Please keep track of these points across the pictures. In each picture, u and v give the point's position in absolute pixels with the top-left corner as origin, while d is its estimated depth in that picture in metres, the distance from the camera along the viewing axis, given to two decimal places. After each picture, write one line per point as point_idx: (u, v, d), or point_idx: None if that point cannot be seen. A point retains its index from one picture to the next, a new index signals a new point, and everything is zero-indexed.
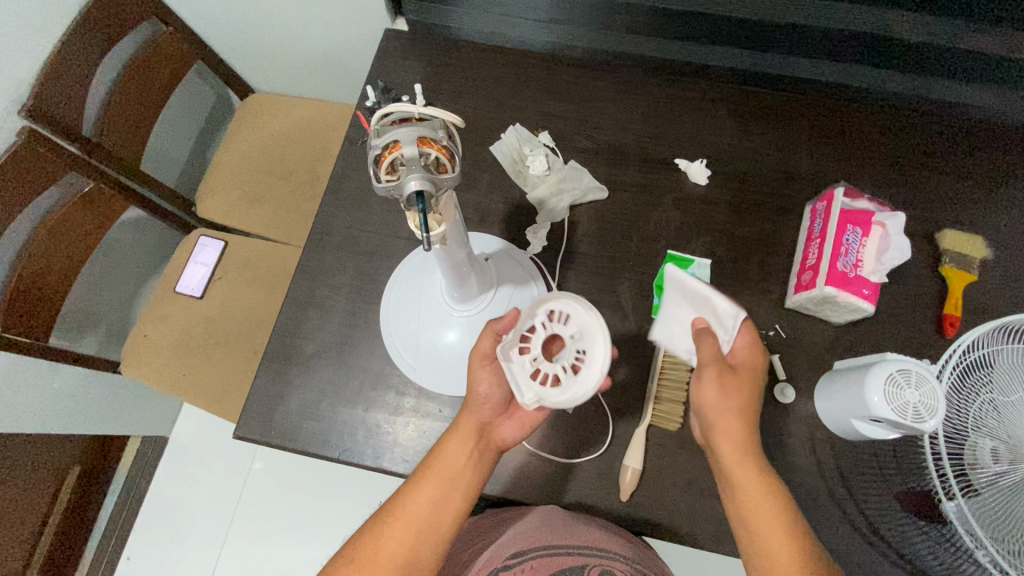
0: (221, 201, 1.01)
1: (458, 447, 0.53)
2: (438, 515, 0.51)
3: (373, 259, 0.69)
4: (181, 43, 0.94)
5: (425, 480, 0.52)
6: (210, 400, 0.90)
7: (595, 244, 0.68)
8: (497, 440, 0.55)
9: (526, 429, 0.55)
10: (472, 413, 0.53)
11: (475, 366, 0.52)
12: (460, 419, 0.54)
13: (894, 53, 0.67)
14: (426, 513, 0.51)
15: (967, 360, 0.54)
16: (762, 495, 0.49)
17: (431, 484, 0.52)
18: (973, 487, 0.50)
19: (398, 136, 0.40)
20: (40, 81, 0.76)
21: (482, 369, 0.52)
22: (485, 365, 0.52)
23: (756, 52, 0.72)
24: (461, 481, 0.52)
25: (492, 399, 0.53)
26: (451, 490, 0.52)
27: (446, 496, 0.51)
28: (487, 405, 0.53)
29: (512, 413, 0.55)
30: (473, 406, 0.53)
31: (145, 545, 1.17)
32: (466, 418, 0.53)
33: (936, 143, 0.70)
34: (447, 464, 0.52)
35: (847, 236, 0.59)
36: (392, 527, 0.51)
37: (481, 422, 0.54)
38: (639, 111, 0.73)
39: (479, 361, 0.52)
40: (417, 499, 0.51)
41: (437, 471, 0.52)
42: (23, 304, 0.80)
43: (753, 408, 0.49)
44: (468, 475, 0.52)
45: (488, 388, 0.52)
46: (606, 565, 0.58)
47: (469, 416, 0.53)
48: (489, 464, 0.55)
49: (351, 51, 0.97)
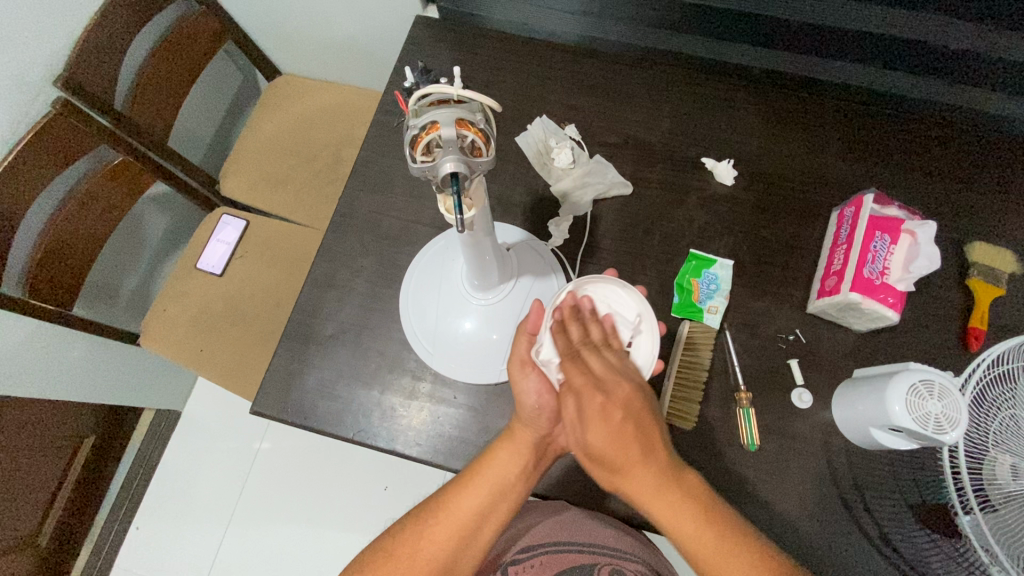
0: (243, 181, 1.02)
1: (514, 456, 0.52)
2: (485, 521, 0.51)
3: (395, 243, 0.69)
4: (213, 21, 0.95)
5: (473, 487, 0.51)
6: (226, 376, 0.91)
7: (617, 240, 0.68)
8: (551, 448, 0.55)
9: None
10: (529, 425, 0.53)
11: (528, 373, 0.53)
12: (516, 430, 0.53)
13: (929, 61, 0.65)
14: (472, 519, 0.51)
15: (991, 374, 0.53)
16: (681, 503, 0.46)
17: (481, 489, 0.51)
18: (990, 503, 0.49)
19: (436, 117, 0.41)
20: (77, 54, 0.78)
21: (526, 376, 0.53)
22: (527, 371, 0.53)
23: (788, 52, 0.71)
24: (512, 490, 0.52)
25: (544, 409, 0.52)
26: (502, 499, 0.52)
27: (495, 505, 0.51)
28: (545, 417, 0.53)
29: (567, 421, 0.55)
30: (529, 419, 0.53)
31: (153, 515, 1.19)
32: (523, 429, 0.53)
33: (969, 154, 0.68)
34: (500, 472, 0.52)
35: (875, 243, 0.58)
36: (436, 529, 0.50)
37: (538, 436, 0.53)
38: (667, 108, 0.73)
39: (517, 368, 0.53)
40: (465, 503, 0.51)
41: (487, 479, 0.52)
42: (50, 271, 0.81)
43: (622, 420, 0.45)
44: (520, 485, 0.53)
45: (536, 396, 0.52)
46: (618, 565, 0.56)
47: (527, 427, 0.53)
48: (539, 474, 0.55)
49: (380, 35, 0.97)
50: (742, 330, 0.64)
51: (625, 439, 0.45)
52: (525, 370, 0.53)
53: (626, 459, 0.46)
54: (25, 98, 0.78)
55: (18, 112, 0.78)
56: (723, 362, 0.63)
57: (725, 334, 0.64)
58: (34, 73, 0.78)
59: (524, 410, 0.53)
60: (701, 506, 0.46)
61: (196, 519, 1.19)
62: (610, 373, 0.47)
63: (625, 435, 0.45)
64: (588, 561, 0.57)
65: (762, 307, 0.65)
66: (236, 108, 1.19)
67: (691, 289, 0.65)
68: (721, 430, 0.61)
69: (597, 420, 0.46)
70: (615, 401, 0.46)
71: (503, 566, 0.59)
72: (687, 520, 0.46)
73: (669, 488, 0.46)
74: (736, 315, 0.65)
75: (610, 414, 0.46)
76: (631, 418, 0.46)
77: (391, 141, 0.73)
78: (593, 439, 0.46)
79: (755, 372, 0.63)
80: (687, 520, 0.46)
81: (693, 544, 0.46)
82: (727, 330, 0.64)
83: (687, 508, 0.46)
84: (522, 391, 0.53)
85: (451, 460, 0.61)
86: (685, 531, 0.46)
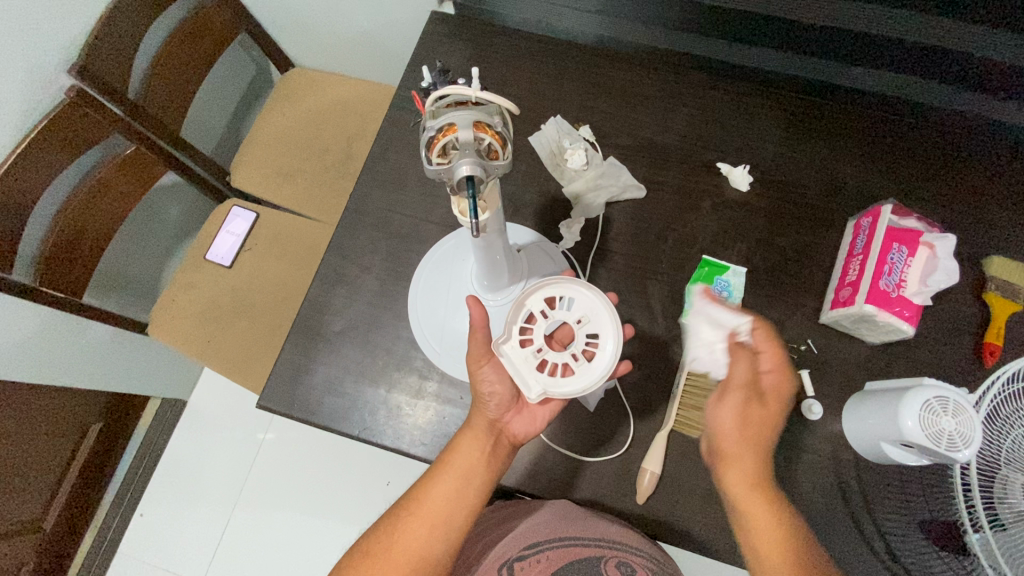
0: (254, 173, 1.01)
1: (473, 444, 0.53)
2: (452, 508, 0.52)
3: (405, 241, 0.69)
4: (228, 13, 0.94)
5: (439, 477, 0.52)
6: (232, 367, 0.92)
7: (629, 243, 0.67)
8: (508, 437, 0.55)
9: (537, 424, 0.56)
10: (483, 410, 0.54)
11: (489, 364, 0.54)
12: (472, 417, 0.54)
13: (955, 69, 0.64)
14: (440, 506, 0.52)
15: (1008, 390, 0.52)
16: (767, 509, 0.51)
17: (445, 478, 0.52)
18: (1000, 521, 0.48)
19: (453, 119, 0.40)
20: (93, 44, 0.77)
21: (483, 367, 0.54)
22: (484, 363, 0.54)
23: (810, 56, 0.69)
24: (474, 476, 0.53)
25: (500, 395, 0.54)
26: (466, 485, 0.52)
27: (461, 492, 0.52)
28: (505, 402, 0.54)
29: (520, 407, 0.56)
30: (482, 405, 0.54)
31: (157, 503, 1.20)
32: (476, 416, 0.54)
33: (990, 165, 0.67)
34: (459, 460, 0.53)
35: (892, 255, 0.57)
36: (407, 523, 0.52)
37: (492, 422, 0.54)
38: (683, 112, 0.72)
39: (475, 360, 0.54)
40: (431, 493, 0.52)
41: (450, 468, 0.53)
42: (59, 261, 0.81)
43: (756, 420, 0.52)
44: (484, 471, 0.53)
45: (493, 385, 0.54)
46: (625, 558, 0.54)
47: (481, 414, 0.54)
48: (505, 461, 0.55)
49: (396, 29, 0.96)
50: None
51: (756, 437, 0.52)
52: (481, 363, 0.54)
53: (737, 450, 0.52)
54: (38, 86, 0.78)
55: (31, 101, 0.78)
56: None
57: None
58: (48, 62, 0.78)
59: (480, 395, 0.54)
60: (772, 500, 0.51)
61: (199, 508, 1.20)
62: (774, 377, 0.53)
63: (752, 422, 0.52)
64: (595, 555, 0.54)
65: (773, 316, 0.64)
66: (248, 98, 1.19)
67: None
68: None
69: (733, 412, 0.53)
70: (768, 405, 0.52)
71: (508, 562, 0.57)
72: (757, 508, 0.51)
73: (755, 480, 0.51)
74: None
75: (750, 411, 0.52)
76: (763, 424, 0.52)
77: (405, 139, 0.72)
78: (721, 422, 0.53)
79: None
80: (762, 522, 0.50)
81: (764, 539, 0.50)
82: None
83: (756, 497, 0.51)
84: (479, 378, 0.54)
85: None
86: (761, 531, 0.50)
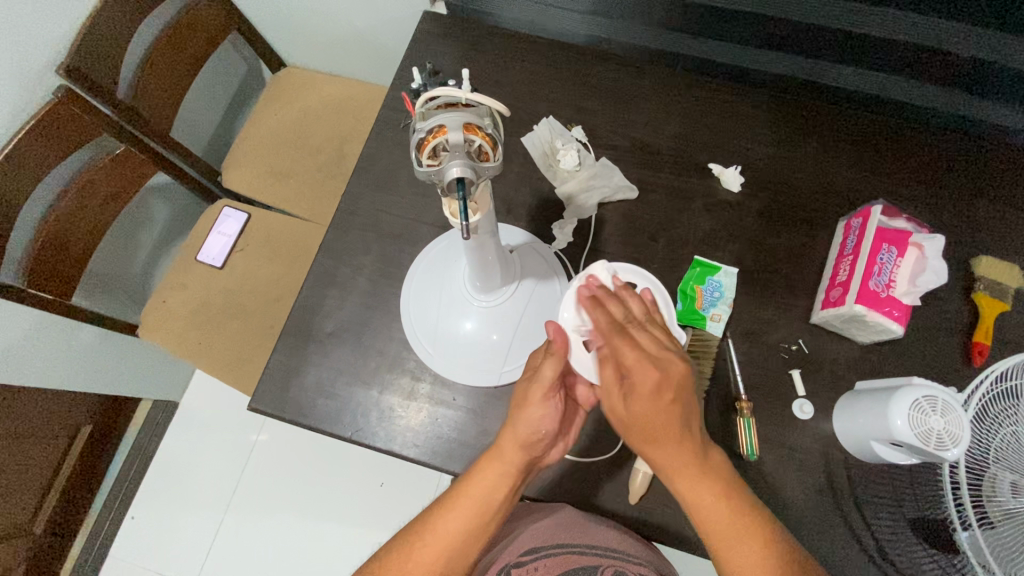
0: (246, 173, 1.01)
1: (499, 478, 0.49)
2: (470, 543, 0.49)
3: (397, 242, 0.68)
4: (218, 12, 0.93)
5: (456, 508, 0.49)
6: (224, 369, 0.91)
7: (622, 244, 0.67)
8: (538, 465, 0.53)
9: (566, 448, 0.55)
10: (520, 446, 0.49)
11: (537, 401, 0.50)
12: (505, 449, 0.49)
13: (945, 70, 0.64)
14: (457, 541, 0.48)
15: (996, 389, 0.52)
16: (722, 503, 0.46)
17: (465, 510, 0.49)
18: (988, 520, 0.49)
19: (444, 120, 0.40)
20: (80, 42, 0.77)
21: (546, 403, 0.50)
22: (549, 398, 0.50)
23: (801, 57, 0.70)
24: (495, 509, 0.49)
25: (548, 435, 0.50)
26: (487, 518, 0.49)
27: (479, 525, 0.49)
28: (536, 442, 0.49)
29: (558, 440, 0.53)
30: (525, 444, 0.49)
31: (149, 506, 1.19)
32: (513, 452, 0.49)
33: (978, 165, 0.68)
34: (483, 493, 0.49)
35: (882, 255, 0.57)
36: (421, 552, 0.48)
37: (529, 458, 0.50)
38: (675, 113, 0.72)
39: (543, 392, 0.49)
40: (449, 526, 0.49)
41: (473, 498, 0.49)
42: (48, 261, 0.80)
43: (668, 397, 0.44)
44: (503, 508, 0.50)
45: (546, 423, 0.49)
46: (621, 566, 0.55)
47: (518, 450, 0.49)
48: (522, 490, 0.52)
49: (389, 29, 0.96)
50: (745, 339, 0.64)
51: (667, 409, 0.44)
52: (547, 399, 0.50)
53: (664, 434, 0.45)
54: (26, 85, 0.78)
55: (19, 100, 0.77)
56: (725, 371, 0.63)
57: (727, 343, 0.64)
58: (36, 61, 0.78)
59: (520, 430, 0.49)
60: (722, 484, 0.46)
61: (191, 510, 1.19)
62: (665, 351, 0.45)
63: (670, 413, 0.44)
64: (591, 563, 0.55)
65: (764, 316, 0.65)
66: (240, 98, 1.18)
67: (694, 297, 0.64)
68: (721, 439, 0.60)
69: (642, 395, 0.44)
70: (667, 376, 0.44)
71: (507, 565, 0.58)
72: (705, 502, 0.46)
73: (699, 459, 0.45)
74: (740, 324, 0.64)
75: (656, 389, 0.44)
76: (679, 395, 0.44)
77: (397, 139, 0.72)
78: (637, 408, 0.45)
79: (757, 382, 0.62)
80: (706, 502, 0.46)
81: (716, 526, 0.46)
82: (729, 338, 0.64)
83: (711, 488, 0.46)
84: (524, 416, 0.49)
85: (449, 461, 0.60)
86: (712, 515, 0.46)
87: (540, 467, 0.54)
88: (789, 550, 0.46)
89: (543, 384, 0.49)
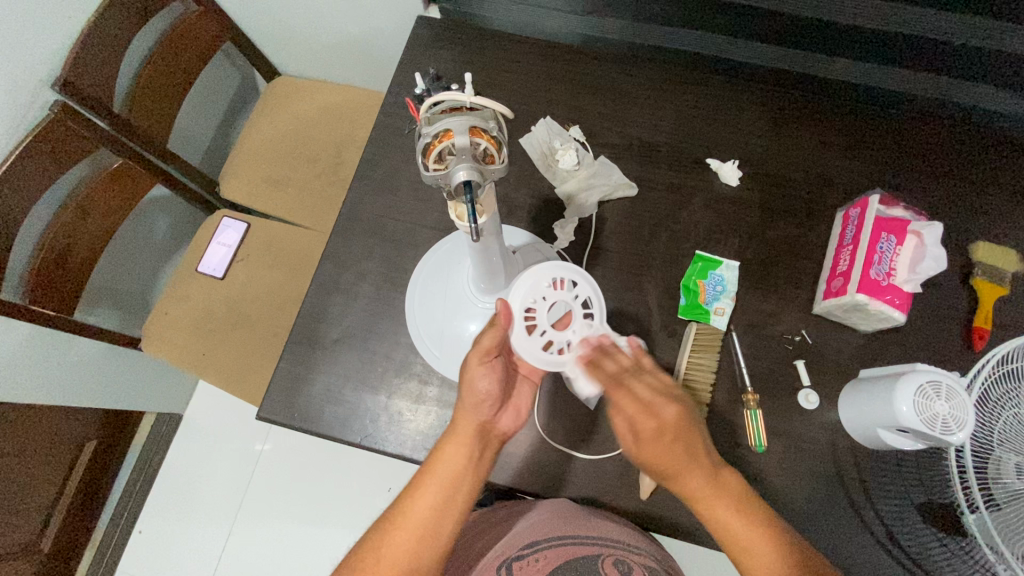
0: (243, 182, 1.01)
1: (458, 449, 0.50)
2: (443, 518, 0.48)
3: (399, 247, 0.69)
4: (211, 22, 0.93)
5: (423, 485, 0.49)
6: (228, 379, 0.91)
7: (624, 241, 0.68)
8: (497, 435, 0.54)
9: (522, 416, 0.55)
10: (469, 412, 0.51)
11: (478, 367, 0.51)
12: (457, 421, 0.51)
13: (932, 56, 0.65)
14: (428, 517, 0.48)
15: (999, 372, 0.53)
16: (748, 528, 0.46)
17: (433, 486, 0.49)
18: (995, 501, 0.50)
19: (449, 125, 0.41)
20: (75, 57, 0.76)
21: (481, 364, 0.51)
22: (485, 362, 0.51)
23: (791, 50, 0.71)
24: (462, 481, 0.50)
25: (492, 396, 0.52)
26: (455, 491, 0.49)
27: (448, 501, 0.49)
28: (482, 405, 0.51)
29: (506, 404, 0.54)
30: (472, 406, 0.51)
31: (156, 520, 1.19)
32: (463, 419, 0.51)
33: (969, 150, 0.69)
34: (446, 467, 0.49)
35: (882, 244, 0.58)
36: (394, 535, 0.47)
37: (480, 423, 0.52)
38: (672, 109, 0.73)
39: (480, 356, 0.51)
40: (418, 505, 0.48)
41: (437, 470, 0.49)
42: (50, 277, 0.80)
43: (672, 437, 0.47)
44: (470, 479, 0.50)
45: (487, 384, 0.51)
46: (620, 556, 0.52)
47: (468, 417, 0.51)
48: (491, 461, 0.53)
49: (383, 34, 0.96)
50: (748, 332, 0.64)
51: (672, 448, 0.47)
52: (484, 362, 0.51)
53: (675, 470, 0.47)
54: (22, 101, 0.77)
55: (16, 116, 0.77)
56: (731, 365, 0.63)
57: (732, 335, 0.64)
58: (30, 76, 0.77)
59: (466, 399, 0.51)
60: (739, 506, 0.47)
61: (198, 522, 1.18)
62: (660, 395, 0.48)
63: (677, 451, 0.47)
64: (592, 553, 0.52)
65: (767, 308, 0.65)
66: (234, 108, 1.18)
67: (698, 291, 0.65)
68: (729, 431, 0.61)
69: (649, 438, 0.47)
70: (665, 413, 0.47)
71: (506, 562, 0.54)
72: (735, 526, 0.46)
73: (719, 490, 0.47)
74: (742, 317, 0.65)
75: (661, 434, 0.47)
76: (684, 434, 0.47)
77: (396, 145, 0.72)
78: (651, 451, 0.47)
79: (762, 373, 0.63)
80: (731, 525, 0.46)
81: (746, 544, 0.46)
82: (733, 331, 0.64)
83: (734, 514, 0.47)
84: (468, 383, 0.51)
85: None
86: (741, 538, 0.46)
87: (505, 439, 0.54)
88: (792, 540, 0.47)
89: (482, 349, 0.51)
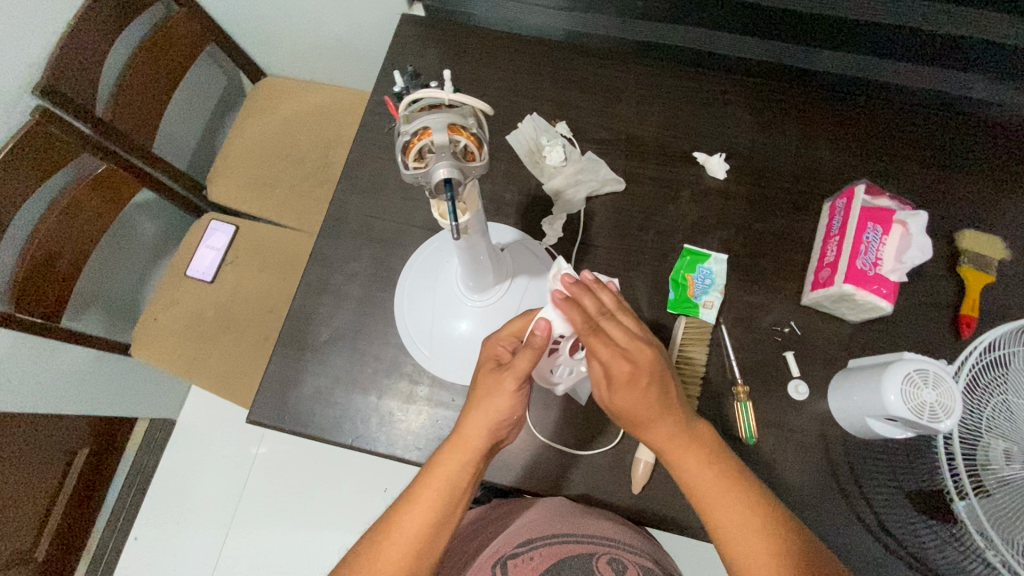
0: (230, 185, 1.00)
1: (463, 465, 0.49)
2: (440, 532, 0.48)
3: (387, 247, 0.68)
4: (193, 23, 0.92)
5: (421, 498, 0.48)
6: (219, 383, 0.90)
7: (612, 237, 0.68)
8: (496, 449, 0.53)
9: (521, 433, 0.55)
10: (484, 433, 0.50)
11: (503, 389, 0.49)
12: (468, 436, 0.50)
13: (913, 45, 0.66)
14: (426, 533, 0.47)
15: (985, 359, 0.53)
16: (728, 500, 0.47)
17: (432, 501, 0.48)
18: (983, 487, 0.50)
19: (427, 123, 0.40)
20: (55, 62, 0.76)
21: (505, 384, 0.49)
22: (507, 382, 0.49)
23: (774, 42, 0.71)
24: (461, 496, 0.49)
25: (509, 417, 0.50)
26: (454, 506, 0.49)
27: (446, 516, 0.48)
28: (498, 425, 0.50)
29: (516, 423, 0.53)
30: (487, 426, 0.49)
31: (151, 526, 1.18)
32: (475, 437, 0.50)
33: (952, 137, 0.69)
34: (449, 482, 0.49)
35: (868, 234, 0.58)
36: (388, 549, 0.47)
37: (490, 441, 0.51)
38: (657, 103, 0.72)
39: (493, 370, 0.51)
40: (416, 520, 0.48)
41: (439, 484, 0.48)
42: (35, 285, 0.79)
43: (646, 384, 0.47)
44: (467, 494, 0.50)
45: (507, 408, 0.49)
46: (615, 553, 0.52)
47: (480, 436, 0.50)
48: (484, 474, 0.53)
49: (367, 33, 0.96)
50: (737, 324, 0.64)
51: (645, 394, 0.47)
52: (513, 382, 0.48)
53: (644, 419, 0.48)
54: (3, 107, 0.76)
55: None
56: (720, 358, 0.63)
57: (721, 328, 0.64)
58: (10, 82, 0.76)
59: (482, 418, 0.50)
60: (727, 475, 0.48)
61: (193, 527, 1.18)
62: (634, 340, 0.47)
63: (649, 399, 0.47)
64: (587, 552, 0.52)
65: (756, 300, 0.65)
66: (220, 110, 1.17)
67: (686, 284, 0.65)
68: (720, 424, 0.61)
69: (621, 387, 0.47)
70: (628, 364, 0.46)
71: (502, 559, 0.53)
72: (716, 494, 0.47)
73: (711, 465, 0.48)
74: (731, 309, 0.65)
75: (634, 381, 0.46)
76: (657, 384, 0.47)
77: (381, 145, 0.72)
78: (620, 397, 0.48)
79: (752, 365, 0.63)
80: (708, 491, 0.48)
81: (722, 517, 0.47)
82: (722, 324, 0.64)
83: (717, 484, 0.48)
84: (488, 402, 0.49)
85: None
86: (723, 511, 0.47)
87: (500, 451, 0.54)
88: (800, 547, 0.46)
89: (517, 372, 0.48)
